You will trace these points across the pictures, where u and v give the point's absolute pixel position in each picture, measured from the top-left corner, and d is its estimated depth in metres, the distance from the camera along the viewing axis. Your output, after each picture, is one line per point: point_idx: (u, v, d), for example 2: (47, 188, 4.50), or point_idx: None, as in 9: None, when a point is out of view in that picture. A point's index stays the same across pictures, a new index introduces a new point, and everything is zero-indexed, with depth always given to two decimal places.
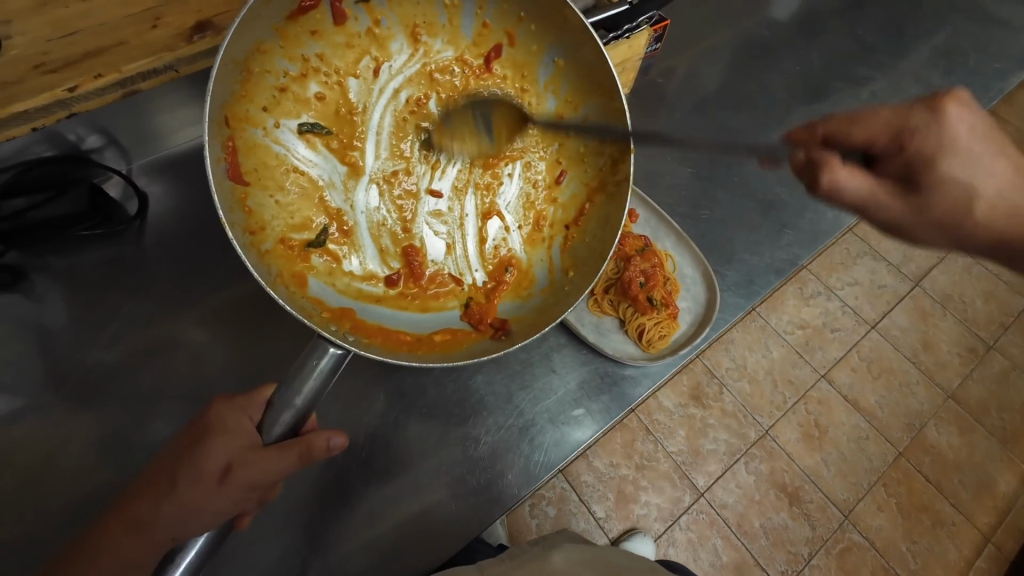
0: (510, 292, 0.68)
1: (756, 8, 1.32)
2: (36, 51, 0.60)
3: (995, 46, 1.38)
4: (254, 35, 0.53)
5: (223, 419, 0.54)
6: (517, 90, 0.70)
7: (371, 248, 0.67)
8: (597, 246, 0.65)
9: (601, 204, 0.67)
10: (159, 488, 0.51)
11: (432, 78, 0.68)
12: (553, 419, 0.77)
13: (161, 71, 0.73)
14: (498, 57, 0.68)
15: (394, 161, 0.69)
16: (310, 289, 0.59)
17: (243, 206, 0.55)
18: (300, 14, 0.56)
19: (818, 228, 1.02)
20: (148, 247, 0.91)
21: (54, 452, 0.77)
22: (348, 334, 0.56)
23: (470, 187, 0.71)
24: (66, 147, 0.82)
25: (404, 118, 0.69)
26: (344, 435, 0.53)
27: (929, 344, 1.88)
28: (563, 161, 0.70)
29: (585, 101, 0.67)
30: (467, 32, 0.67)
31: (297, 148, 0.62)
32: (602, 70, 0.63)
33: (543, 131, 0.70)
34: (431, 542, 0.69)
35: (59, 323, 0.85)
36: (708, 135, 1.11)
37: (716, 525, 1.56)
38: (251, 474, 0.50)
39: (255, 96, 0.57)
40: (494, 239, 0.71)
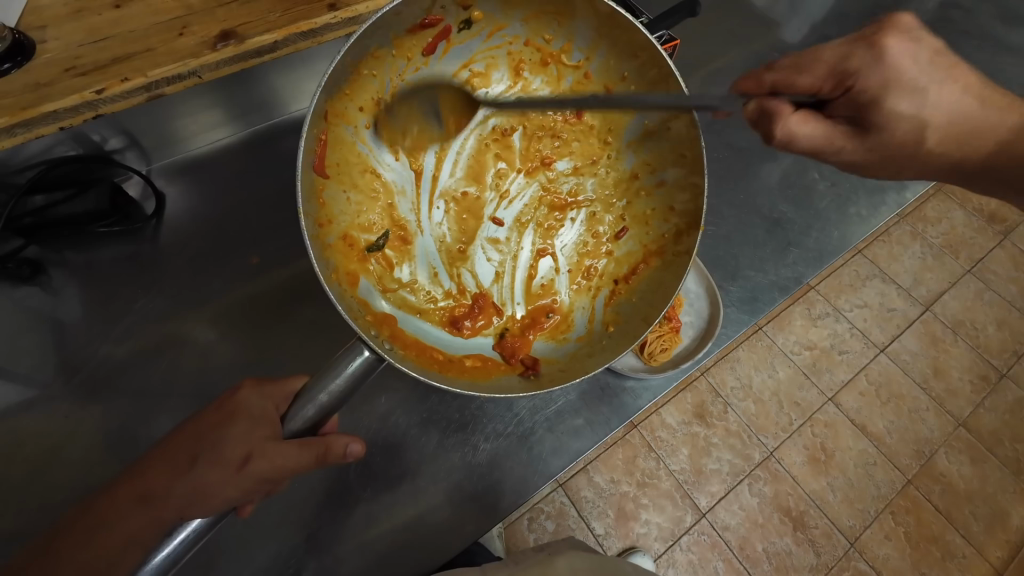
0: (545, 332, 0.68)
1: (766, 31, 1.34)
2: (71, 55, 0.65)
3: (1006, 74, 1.38)
4: (375, 42, 0.55)
5: (249, 405, 0.56)
6: (599, 143, 0.70)
7: (425, 262, 0.69)
8: (644, 310, 0.63)
9: (655, 269, 0.65)
10: (176, 467, 0.54)
11: (524, 114, 0.71)
12: (552, 429, 0.77)
13: (186, 78, 0.68)
14: (591, 108, 0.69)
15: (465, 183, 0.72)
16: (360, 289, 0.60)
17: (318, 197, 0.55)
18: (420, 29, 0.58)
19: (825, 248, 1.02)
20: (163, 245, 0.93)
21: (61, 443, 0.79)
22: (386, 342, 0.56)
23: (532, 223, 0.72)
24: (91, 147, 0.86)
25: (486, 144, 0.71)
26: (361, 443, 0.56)
27: (940, 370, 1.85)
28: (626, 218, 0.69)
29: (664, 167, 0.64)
30: (569, 78, 0.68)
31: (379, 152, 0.65)
32: (691, 144, 0.60)
33: (615, 184, 0.70)
34: (425, 547, 0.69)
35: (74, 317, 0.88)
36: (715, 153, 1.12)
37: (718, 548, 1.53)
38: (267, 467, 0.52)
39: (357, 94, 0.58)
40: (543, 276, 0.71)
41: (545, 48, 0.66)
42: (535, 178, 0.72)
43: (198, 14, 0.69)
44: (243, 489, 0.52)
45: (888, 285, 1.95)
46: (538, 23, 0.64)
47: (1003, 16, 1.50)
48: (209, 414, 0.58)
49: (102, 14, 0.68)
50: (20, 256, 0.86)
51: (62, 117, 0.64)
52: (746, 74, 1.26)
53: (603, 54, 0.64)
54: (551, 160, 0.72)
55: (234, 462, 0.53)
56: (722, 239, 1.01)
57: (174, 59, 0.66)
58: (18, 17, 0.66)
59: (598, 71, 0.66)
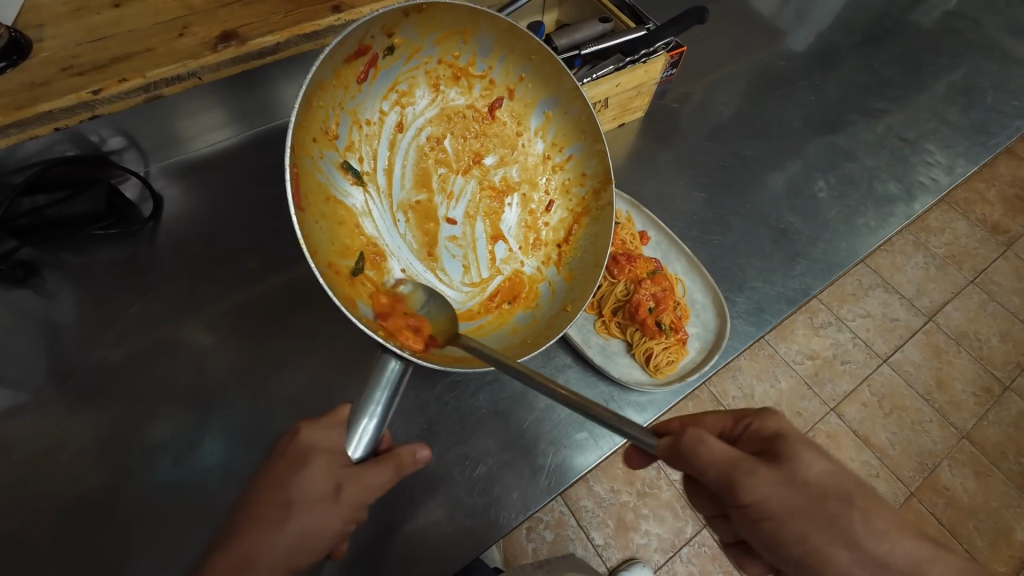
0: (521, 305, 0.73)
1: (772, 39, 1.33)
2: (69, 54, 0.63)
3: (1014, 84, 1.37)
4: (320, 73, 0.56)
5: (314, 439, 0.55)
6: (514, 137, 0.76)
7: (404, 276, 0.66)
8: (593, 257, 0.72)
9: (588, 226, 0.75)
10: (269, 517, 0.52)
11: (450, 121, 0.73)
12: (555, 442, 0.75)
13: (186, 80, 0.67)
14: (501, 107, 0.75)
15: (417, 192, 0.71)
16: (361, 310, 0.57)
17: (302, 229, 0.53)
18: (354, 58, 0.60)
19: (832, 259, 1.01)
20: (161, 247, 0.92)
21: (50, 449, 0.77)
22: (409, 349, 0.57)
23: (479, 214, 0.75)
24: (88, 148, 0.86)
25: (425, 154, 0.72)
26: (428, 447, 0.59)
27: (943, 382, 1.83)
28: (551, 192, 0.78)
29: (571, 144, 0.76)
30: (478, 86, 0.73)
31: (337, 182, 0.62)
32: (588, 120, 0.73)
33: (535, 167, 0.77)
34: (424, 564, 0.67)
35: (68, 319, 0.86)
36: (721, 162, 1.11)
37: (719, 560, 1.50)
38: (361, 491, 0.54)
39: (308, 125, 0.57)
40: (503, 257, 0.75)
41: (456, 63, 0.70)
42: (471, 176, 0.75)
43: (199, 14, 0.68)
44: (343, 519, 0.53)
45: (890, 296, 1.95)
46: (447, 42, 0.68)
47: (1009, 28, 1.49)
48: (277, 463, 0.55)
49: (102, 13, 0.67)
50: (14, 257, 0.85)
51: (56, 117, 0.62)
52: (752, 82, 1.25)
53: (502, 59, 0.71)
54: (480, 157, 0.75)
55: (328, 497, 0.53)
56: (727, 250, 0.99)
57: (175, 60, 0.65)
58: (16, 15, 0.65)
59: (500, 76, 0.73)
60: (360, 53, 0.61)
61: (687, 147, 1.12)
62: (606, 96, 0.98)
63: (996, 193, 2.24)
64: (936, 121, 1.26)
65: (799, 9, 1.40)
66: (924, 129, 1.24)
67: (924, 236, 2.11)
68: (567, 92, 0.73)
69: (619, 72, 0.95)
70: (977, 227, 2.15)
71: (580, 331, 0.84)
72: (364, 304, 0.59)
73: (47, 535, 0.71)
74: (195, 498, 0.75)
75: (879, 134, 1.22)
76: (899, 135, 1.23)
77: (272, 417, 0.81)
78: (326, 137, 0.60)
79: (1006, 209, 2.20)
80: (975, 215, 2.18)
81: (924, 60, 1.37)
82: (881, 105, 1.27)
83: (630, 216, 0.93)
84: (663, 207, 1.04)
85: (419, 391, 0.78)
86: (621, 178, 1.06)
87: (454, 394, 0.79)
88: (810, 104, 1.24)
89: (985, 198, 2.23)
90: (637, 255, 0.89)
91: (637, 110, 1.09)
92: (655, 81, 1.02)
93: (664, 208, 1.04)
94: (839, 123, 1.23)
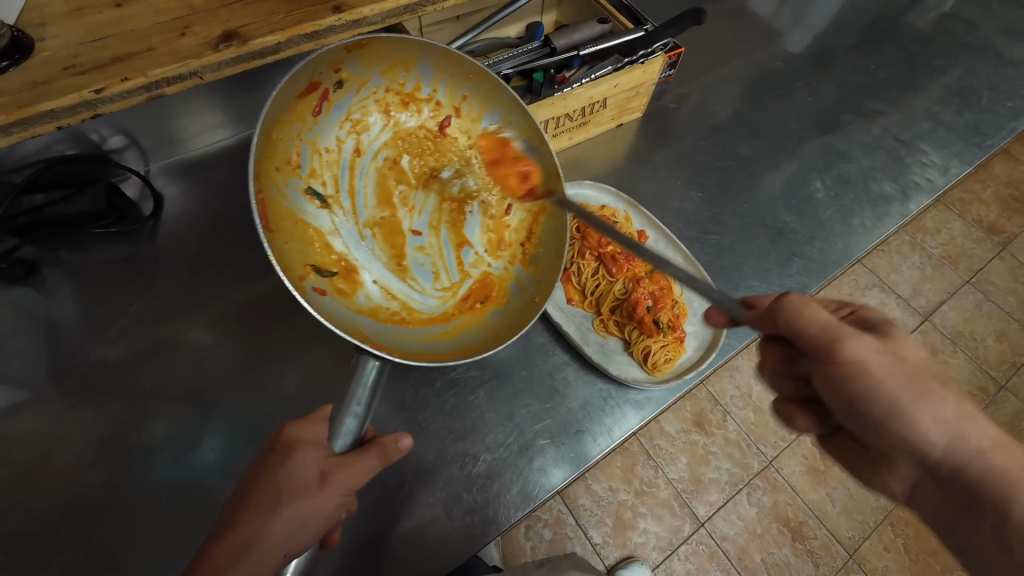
0: (493, 304, 0.75)
1: (770, 40, 1.34)
2: (71, 54, 0.64)
3: (1010, 85, 1.38)
4: (274, 111, 0.63)
5: (301, 433, 0.58)
6: (466, 150, 0.82)
7: (375, 286, 0.73)
8: (555, 252, 0.75)
9: (547, 222, 0.78)
10: (263, 506, 0.54)
11: (404, 142, 0.80)
12: (553, 439, 0.76)
13: (187, 79, 0.67)
14: (450, 125, 0.81)
15: (381, 209, 0.78)
16: (333, 317, 0.63)
17: (272, 249, 0.60)
18: (306, 94, 0.67)
19: (829, 259, 1.02)
20: (161, 246, 0.92)
21: (50, 446, 0.77)
22: (382, 352, 0.61)
23: (443, 224, 0.81)
24: (89, 147, 0.87)
25: (385, 174, 0.79)
26: (410, 435, 0.61)
27: None
28: (509, 196, 0.81)
29: (519, 149, 0.80)
30: (427, 109, 0.79)
31: (305, 206, 0.68)
32: (531, 125, 0.78)
33: (490, 176, 0.82)
34: (424, 560, 0.68)
35: (68, 317, 0.86)
36: (719, 162, 1.12)
37: (716, 558, 1.51)
38: (348, 476, 0.56)
39: (271, 159, 0.64)
40: (469, 261, 0.80)
41: (403, 89, 0.76)
42: (431, 191, 0.82)
43: (201, 14, 0.69)
44: (333, 505, 0.55)
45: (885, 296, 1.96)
46: (392, 73, 0.74)
47: (1005, 30, 1.50)
48: (265, 461, 0.57)
49: (103, 12, 0.67)
50: (14, 256, 0.86)
51: (60, 116, 0.62)
52: (750, 83, 1.26)
53: (446, 82, 0.77)
54: (437, 171, 0.82)
55: (315, 484, 0.55)
56: (724, 250, 1.00)
57: (176, 60, 0.65)
58: (17, 14, 0.65)
59: (445, 97, 0.79)
60: (312, 88, 0.67)
61: (685, 147, 1.13)
62: (605, 96, 0.98)
63: (992, 193, 2.26)
64: (932, 121, 1.27)
65: (796, 11, 1.41)
66: (920, 129, 1.25)
67: (920, 237, 2.13)
68: (507, 101, 0.78)
69: (618, 72, 0.95)
70: (973, 227, 2.17)
71: (578, 329, 0.84)
72: (336, 311, 0.64)
73: (47, 532, 0.72)
74: (195, 495, 0.75)
75: (876, 135, 1.23)
76: (896, 135, 1.24)
77: (273, 415, 0.82)
78: (289, 166, 0.67)
79: (1002, 209, 2.21)
80: (971, 215, 2.20)
81: (920, 62, 1.38)
82: (877, 106, 1.28)
83: (628, 214, 0.95)
84: (661, 207, 1.05)
85: (419, 389, 0.79)
86: (620, 179, 1.06)
87: (453, 392, 0.79)
88: (808, 105, 1.25)
89: (981, 199, 2.24)
90: (635, 254, 0.90)
91: (636, 110, 1.10)
92: (653, 82, 1.03)
93: (663, 208, 1.05)
94: (836, 123, 1.24)
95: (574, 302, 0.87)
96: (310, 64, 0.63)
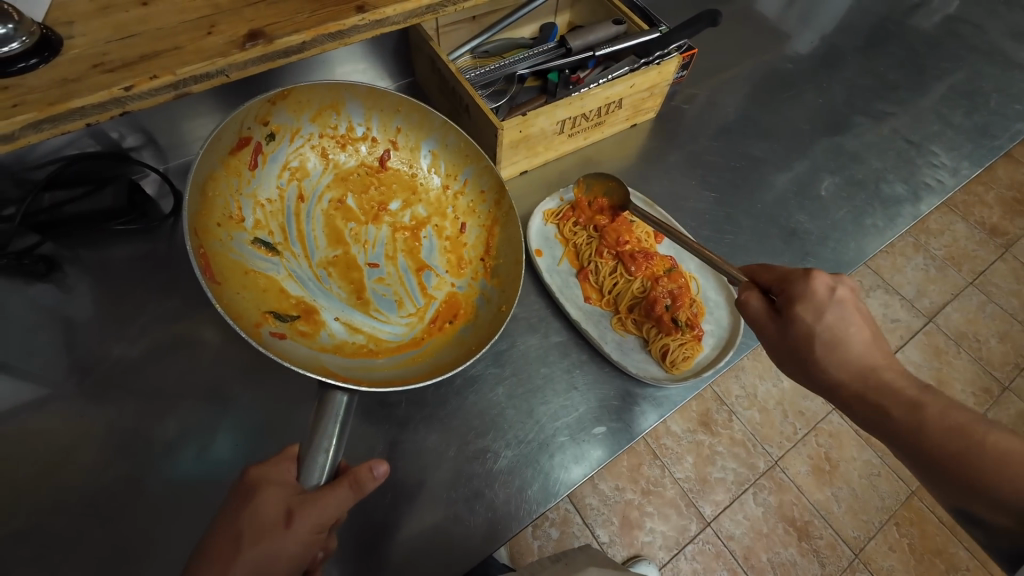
0: (462, 320, 0.80)
1: (779, 43, 1.35)
2: (98, 52, 0.64)
3: (1015, 88, 1.39)
4: (208, 167, 0.70)
5: (267, 473, 0.57)
6: (409, 178, 0.90)
7: (338, 323, 0.76)
8: (513, 257, 0.81)
9: (502, 232, 0.85)
10: (223, 554, 0.53)
11: (344, 182, 0.87)
12: (573, 436, 0.77)
13: (213, 78, 0.67)
14: (390, 158, 0.89)
15: (333, 249, 0.82)
16: (292, 355, 0.66)
17: (218, 297, 0.64)
18: (238, 149, 0.75)
19: (841, 258, 1.03)
20: (178, 244, 0.93)
21: (71, 442, 0.77)
22: (353, 381, 0.65)
23: (399, 252, 0.85)
24: (109, 145, 0.88)
25: (332, 214, 0.84)
26: (385, 462, 0.58)
27: (944, 383, 1.85)
28: (460, 216, 0.89)
29: (461, 170, 0.89)
30: (364, 148, 0.88)
31: (252, 256, 0.73)
32: (468, 145, 0.87)
33: (439, 199, 0.89)
34: (446, 555, 0.68)
35: (87, 314, 0.86)
36: (731, 162, 1.13)
37: (723, 557, 1.51)
38: (314, 513, 0.54)
39: (211, 214, 0.70)
40: (431, 285, 0.84)
41: (336, 132, 0.85)
42: (383, 223, 0.87)
43: (226, 13, 0.69)
44: (302, 543, 0.53)
45: (887, 299, 1.98)
46: (322, 118, 0.83)
47: (1011, 33, 1.51)
48: (232, 503, 0.57)
49: (130, 11, 0.68)
50: (35, 253, 0.87)
51: (88, 113, 0.63)
52: (760, 85, 1.27)
53: (377, 118, 0.86)
54: (385, 204, 0.88)
55: (281, 523, 0.54)
56: (738, 248, 1.01)
57: (203, 58, 0.65)
58: (44, 12, 0.66)
59: (380, 134, 0.88)
60: (243, 144, 0.75)
61: (697, 148, 1.14)
62: (621, 96, 0.98)
63: (994, 195, 2.27)
64: (940, 123, 1.28)
65: (805, 13, 1.42)
66: (929, 131, 1.26)
67: (924, 239, 2.14)
68: (439, 127, 0.87)
69: (633, 74, 0.96)
70: (975, 229, 2.18)
71: (596, 328, 0.85)
72: (298, 352, 0.67)
73: (69, 527, 0.72)
74: (215, 491, 0.76)
75: (885, 136, 1.24)
76: (904, 137, 1.24)
77: (291, 412, 0.83)
78: (231, 221, 0.73)
79: (1004, 212, 2.23)
80: (975, 217, 2.21)
81: (927, 64, 1.39)
82: (886, 108, 1.29)
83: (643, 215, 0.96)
84: (675, 207, 1.05)
85: (438, 386, 0.79)
86: (633, 179, 1.07)
87: (473, 388, 0.80)
88: (817, 106, 1.26)
89: (984, 201, 2.25)
90: (652, 253, 0.91)
91: (649, 111, 1.11)
92: (668, 82, 1.03)
93: (676, 207, 1.05)
94: (845, 125, 1.24)
95: (592, 301, 0.87)
96: (235, 121, 0.71)
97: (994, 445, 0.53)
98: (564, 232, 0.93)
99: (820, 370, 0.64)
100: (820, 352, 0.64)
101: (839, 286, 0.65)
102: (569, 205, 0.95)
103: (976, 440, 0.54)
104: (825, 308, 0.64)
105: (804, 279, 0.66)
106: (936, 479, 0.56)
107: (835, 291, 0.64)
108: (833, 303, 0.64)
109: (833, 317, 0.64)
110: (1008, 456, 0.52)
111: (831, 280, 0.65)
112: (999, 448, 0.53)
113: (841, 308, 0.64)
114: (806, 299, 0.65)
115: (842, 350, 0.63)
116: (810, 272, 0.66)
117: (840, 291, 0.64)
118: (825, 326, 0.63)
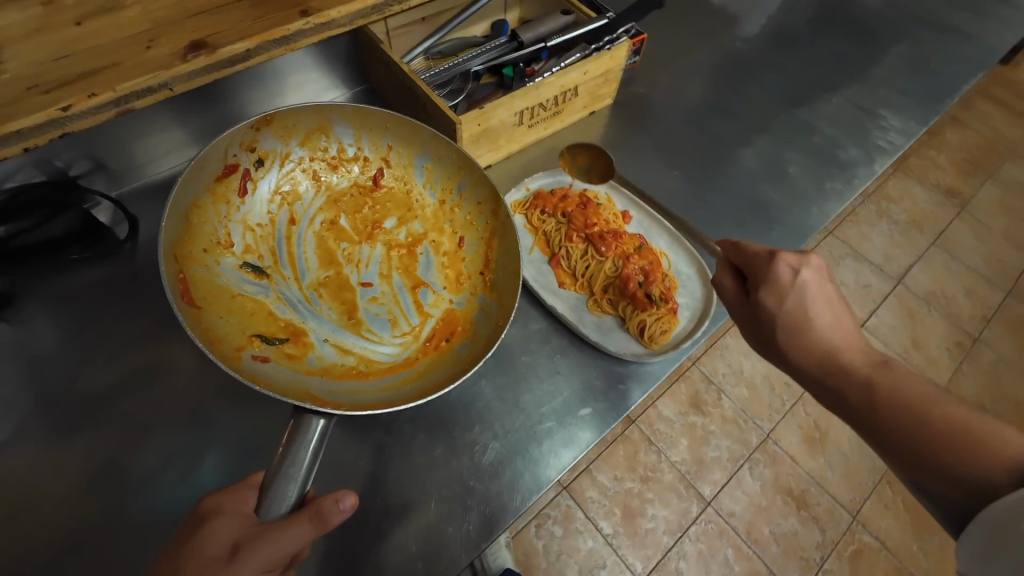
0: (462, 336, 0.77)
1: (728, 25, 1.39)
2: (33, 74, 0.62)
3: (953, 51, 1.45)
4: (191, 196, 0.73)
5: (220, 502, 0.55)
6: (404, 196, 0.89)
7: (328, 345, 0.74)
8: (510, 268, 0.79)
9: (497, 244, 0.83)
10: None
11: (338, 203, 0.88)
12: (561, 420, 0.76)
13: (157, 92, 0.66)
14: (383, 176, 0.89)
15: (323, 270, 0.81)
16: (273, 380, 0.65)
17: (198, 322, 0.66)
18: (224, 177, 0.78)
19: (807, 226, 1.05)
20: (141, 270, 0.90)
21: (36, 485, 0.73)
22: (327, 404, 0.63)
23: (393, 270, 0.84)
24: (56, 174, 0.86)
25: (323, 235, 0.85)
26: (353, 495, 0.54)
27: (918, 341, 1.91)
28: (457, 230, 0.87)
29: (456, 183, 0.87)
30: (356, 168, 0.89)
31: (239, 280, 0.75)
32: (460, 157, 0.85)
33: (434, 215, 0.88)
34: (444, 555, 0.67)
35: (47, 350, 0.82)
36: (694, 142, 1.15)
37: (726, 535, 1.52)
38: (259, 550, 0.51)
39: (195, 241, 0.73)
40: (429, 301, 0.82)
41: (327, 154, 0.87)
42: (377, 242, 0.86)
43: (165, 27, 0.68)
44: None
45: (858, 267, 2.03)
46: (310, 142, 0.85)
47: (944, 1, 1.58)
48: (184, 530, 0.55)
49: (64, 32, 0.66)
50: None
51: (26, 136, 0.60)
52: (715, 66, 1.30)
53: (366, 137, 0.87)
54: (379, 223, 0.87)
55: (225, 557, 0.51)
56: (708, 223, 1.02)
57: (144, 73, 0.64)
58: None
59: (372, 153, 0.89)
60: (230, 171, 0.79)
61: (660, 131, 1.16)
62: (576, 84, 1.00)
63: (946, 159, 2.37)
64: (887, 90, 1.33)
65: None
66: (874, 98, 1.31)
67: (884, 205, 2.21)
68: (431, 141, 0.86)
69: (585, 61, 0.97)
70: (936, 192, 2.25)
71: (573, 310, 0.85)
72: (280, 376, 0.66)
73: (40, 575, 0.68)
74: None
75: (837, 106, 1.28)
76: (856, 105, 1.29)
77: (273, 430, 0.80)
78: (217, 246, 0.75)
79: (957, 173, 2.32)
80: (931, 180, 2.29)
81: (870, 35, 1.45)
82: (835, 79, 1.33)
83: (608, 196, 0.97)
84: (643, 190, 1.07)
85: None
86: None
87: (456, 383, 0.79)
88: (771, 83, 1.29)
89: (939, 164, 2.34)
90: (620, 233, 0.92)
91: (607, 97, 1.12)
92: (621, 67, 1.05)
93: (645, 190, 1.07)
94: (800, 98, 1.28)
95: (566, 285, 0.87)
96: (216, 148, 0.75)
97: (941, 421, 0.54)
98: (533, 222, 0.93)
99: (789, 350, 0.66)
100: (786, 334, 0.65)
101: (807, 269, 0.65)
102: (534, 195, 0.96)
103: (923, 412, 0.55)
104: (790, 291, 0.65)
105: (774, 264, 0.66)
106: (891, 453, 0.56)
107: (800, 275, 0.65)
108: (799, 287, 0.65)
109: (798, 297, 0.65)
110: (951, 425, 0.53)
111: (799, 263, 0.66)
112: (948, 420, 0.54)
113: (807, 290, 0.65)
114: (774, 282, 0.65)
115: (807, 332, 0.65)
116: (776, 255, 0.67)
117: (806, 274, 0.65)
118: (792, 309, 0.65)
